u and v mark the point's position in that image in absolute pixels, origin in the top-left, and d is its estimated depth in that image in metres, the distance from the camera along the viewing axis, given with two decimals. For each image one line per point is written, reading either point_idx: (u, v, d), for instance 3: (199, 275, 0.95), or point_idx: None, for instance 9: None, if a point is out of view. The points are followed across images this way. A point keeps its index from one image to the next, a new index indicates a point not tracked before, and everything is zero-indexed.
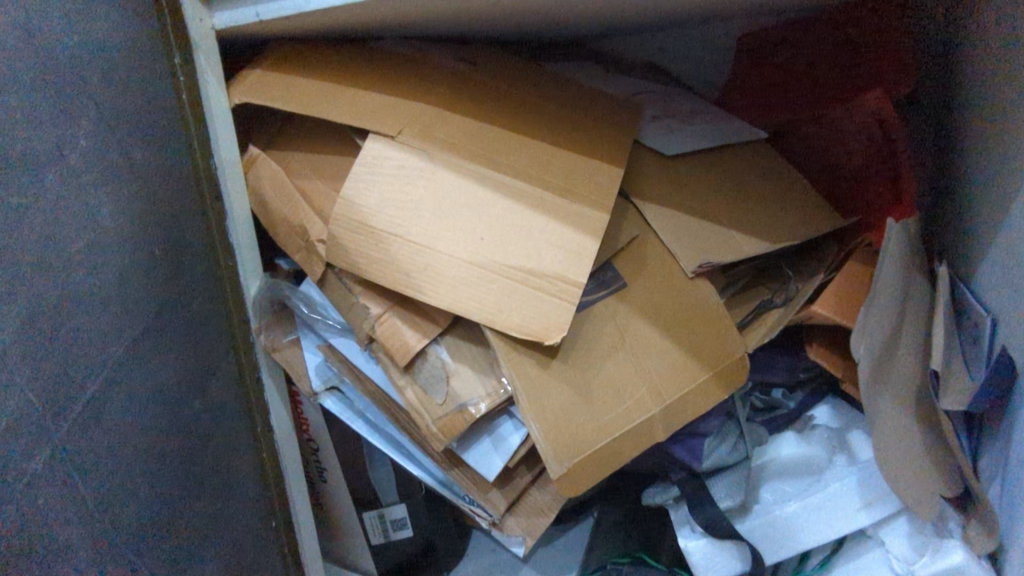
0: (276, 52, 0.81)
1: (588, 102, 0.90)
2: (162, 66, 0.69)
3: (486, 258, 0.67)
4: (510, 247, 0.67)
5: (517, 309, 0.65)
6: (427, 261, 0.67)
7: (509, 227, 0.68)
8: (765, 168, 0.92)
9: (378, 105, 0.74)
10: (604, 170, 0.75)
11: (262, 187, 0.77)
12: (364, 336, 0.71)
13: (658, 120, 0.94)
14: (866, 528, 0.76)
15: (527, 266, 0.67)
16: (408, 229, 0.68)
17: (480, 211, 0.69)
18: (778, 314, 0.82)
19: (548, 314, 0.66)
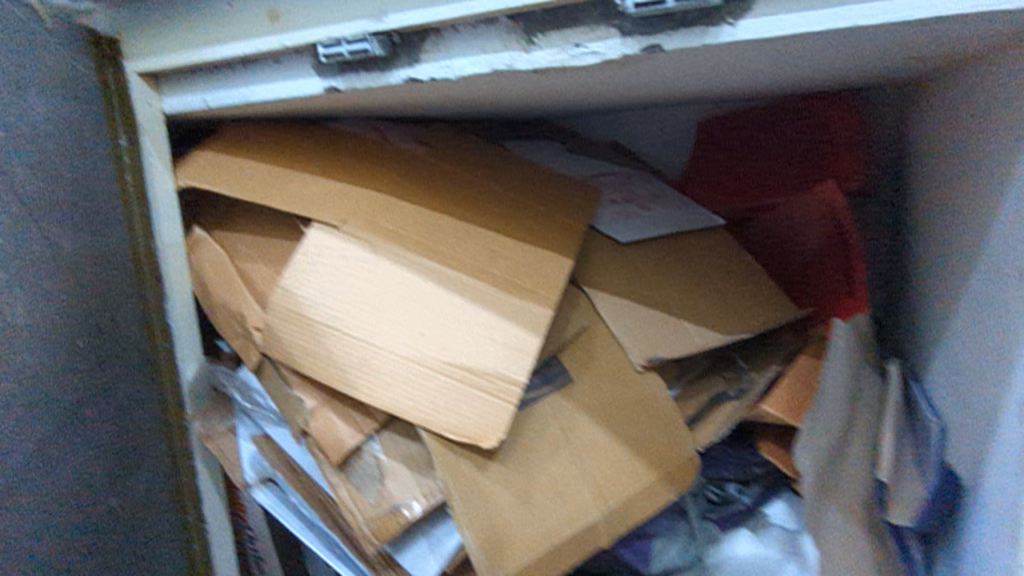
0: (229, 134, 0.81)
1: (545, 186, 0.90)
2: (102, 151, 0.68)
3: (424, 355, 0.65)
4: (450, 342, 0.66)
5: (454, 408, 0.63)
6: (363, 355, 0.65)
7: (450, 320, 0.67)
8: (721, 255, 0.92)
9: (326, 192, 0.74)
10: (552, 261, 0.75)
11: (204, 270, 0.75)
12: (296, 429, 0.68)
13: (614, 206, 0.94)
14: None
15: (466, 362, 0.65)
16: (348, 321, 0.66)
17: (422, 304, 0.68)
18: (734, 407, 0.80)
19: (486, 414, 0.63)
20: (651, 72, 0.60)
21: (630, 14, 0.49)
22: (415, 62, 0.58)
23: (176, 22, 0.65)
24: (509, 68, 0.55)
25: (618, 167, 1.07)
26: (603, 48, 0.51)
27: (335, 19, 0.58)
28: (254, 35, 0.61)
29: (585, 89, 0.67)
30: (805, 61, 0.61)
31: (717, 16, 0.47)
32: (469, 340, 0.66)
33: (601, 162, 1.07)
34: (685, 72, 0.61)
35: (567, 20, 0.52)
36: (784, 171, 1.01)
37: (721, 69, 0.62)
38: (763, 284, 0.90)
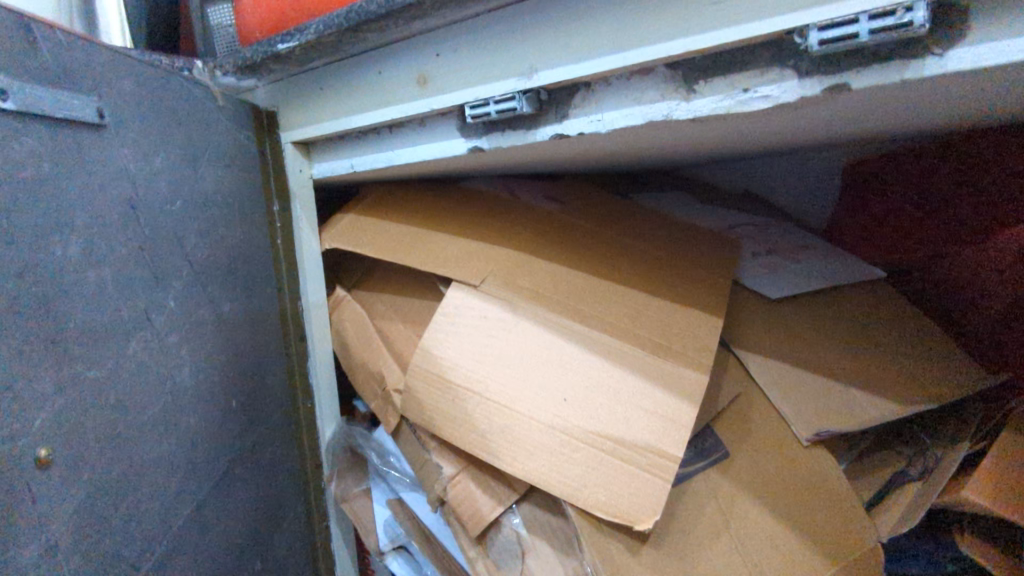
0: (370, 197, 0.84)
1: (683, 240, 0.85)
2: (260, 217, 0.72)
3: (569, 424, 0.60)
4: (596, 410, 0.61)
5: (602, 484, 0.58)
6: (505, 421, 0.61)
7: (595, 385, 0.62)
8: (887, 313, 0.82)
9: (463, 251, 0.73)
10: (700, 321, 0.69)
11: (345, 330, 0.76)
12: (434, 498, 0.65)
13: (758, 258, 0.87)
14: None
15: (615, 432, 0.60)
16: (488, 385, 0.63)
17: (566, 366, 0.64)
18: (916, 488, 0.70)
19: (637, 493, 0.57)
20: (820, 115, 0.54)
21: (811, 52, 0.44)
22: (563, 118, 0.57)
23: (329, 94, 0.68)
24: (665, 119, 0.52)
25: (756, 217, 1.00)
26: (777, 91, 0.46)
27: (483, 82, 0.57)
28: (403, 101, 0.63)
29: (736, 136, 0.62)
30: (1009, 92, 0.52)
31: (920, 46, 0.40)
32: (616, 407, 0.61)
33: (737, 212, 1.01)
34: (859, 112, 0.54)
35: (733, 65, 0.48)
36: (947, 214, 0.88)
37: (900, 107, 0.55)
38: (942, 346, 0.79)
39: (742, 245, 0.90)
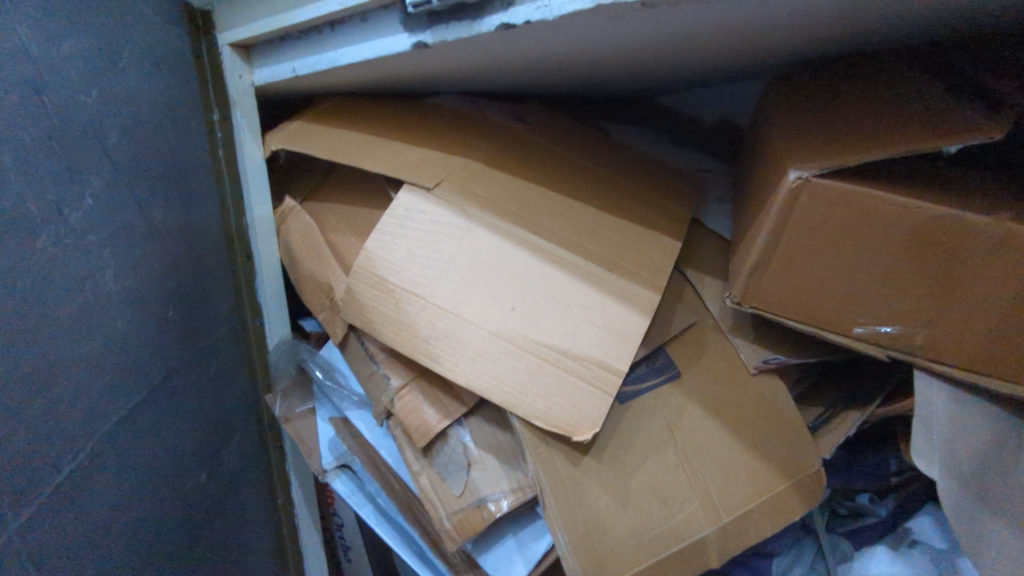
0: (320, 106, 0.78)
1: (643, 174, 0.83)
2: (196, 125, 0.69)
3: (826, 255, 0.57)
4: (822, 238, 0.56)
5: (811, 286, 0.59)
6: (824, 239, 0.56)
7: (821, 243, 0.56)
8: (918, 125, 0.55)
9: (415, 157, 0.68)
10: (656, 244, 0.68)
11: (293, 241, 0.73)
12: (381, 410, 0.64)
13: (720, 192, 0.84)
14: (907, 525, 0.73)
15: (822, 259, 0.57)
16: (825, 238, 0.56)
17: (808, 242, 0.57)
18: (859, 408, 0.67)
19: (824, 284, 0.59)
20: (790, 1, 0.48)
21: None
22: (509, 5, 0.52)
23: None
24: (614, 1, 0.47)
25: (728, 157, 0.97)
26: None
27: None
28: None
29: (702, 33, 0.59)
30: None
31: None
32: (882, 135, 0.55)
33: (705, 153, 0.98)
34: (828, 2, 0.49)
35: None
36: (878, 75, 0.69)
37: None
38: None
39: (706, 189, 0.85)
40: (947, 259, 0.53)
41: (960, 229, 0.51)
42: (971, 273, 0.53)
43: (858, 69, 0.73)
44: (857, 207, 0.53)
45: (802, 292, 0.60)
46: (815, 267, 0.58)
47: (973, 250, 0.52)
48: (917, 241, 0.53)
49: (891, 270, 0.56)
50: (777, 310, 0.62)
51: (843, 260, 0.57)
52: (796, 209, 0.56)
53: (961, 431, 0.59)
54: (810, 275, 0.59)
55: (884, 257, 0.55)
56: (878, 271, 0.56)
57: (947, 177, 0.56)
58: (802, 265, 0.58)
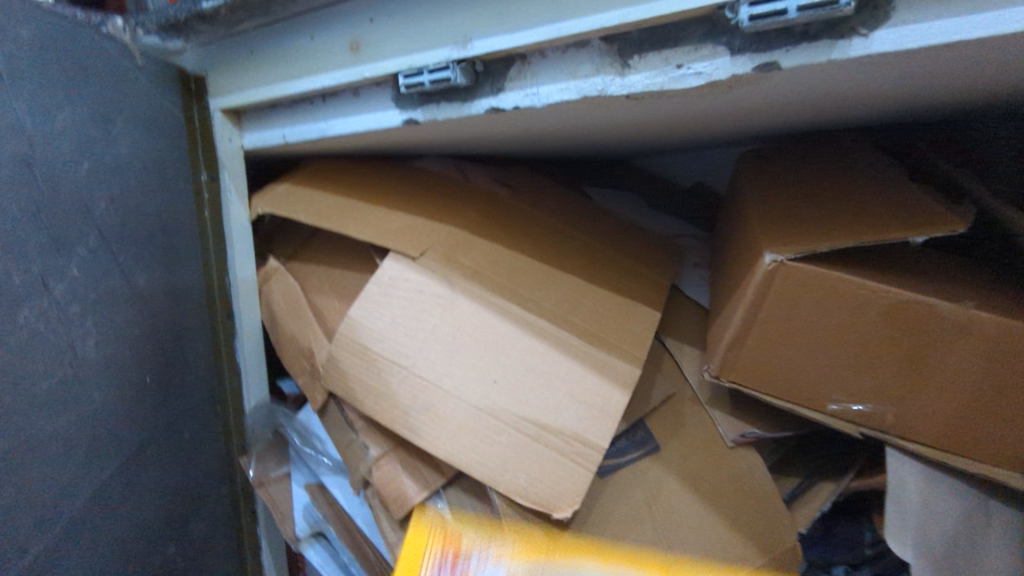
0: (308, 169, 0.79)
1: (624, 240, 0.85)
2: (184, 187, 0.69)
3: (800, 336, 0.59)
4: (797, 320, 0.58)
5: (786, 365, 0.61)
6: (796, 321, 0.58)
7: (795, 324, 0.58)
8: (887, 216, 0.57)
9: (402, 225, 0.69)
10: (635, 315, 0.69)
11: (275, 302, 0.73)
12: (358, 480, 0.64)
13: (697, 260, 0.87)
14: None
15: (796, 338, 0.59)
16: (798, 320, 0.58)
17: (782, 322, 0.59)
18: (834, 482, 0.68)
19: (799, 363, 0.60)
20: (763, 96, 0.52)
21: (743, 30, 0.43)
22: (498, 91, 0.54)
23: (261, 63, 0.65)
24: (599, 94, 0.50)
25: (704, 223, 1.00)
26: (709, 68, 0.45)
27: (421, 53, 0.55)
28: (335, 67, 0.60)
29: (680, 117, 0.61)
30: (950, 87, 0.50)
31: (849, 27, 0.40)
32: (852, 221, 0.58)
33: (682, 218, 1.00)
34: (794, 95, 0.53)
35: (667, 39, 0.47)
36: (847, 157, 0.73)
37: (845, 95, 0.54)
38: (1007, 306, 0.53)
39: (684, 255, 0.87)
40: (916, 343, 0.55)
41: (928, 315, 0.53)
42: (938, 356, 0.55)
43: (828, 150, 0.77)
44: (826, 292, 0.56)
45: (776, 369, 0.61)
46: (789, 346, 0.60)
47: (941, 334, 0.54)
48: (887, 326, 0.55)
49: (863, 354, 0.58)
50: (754, 386, 0.63)
51: (817, 343, 0.59)
52: (769, 291, 0.58)
53: (932, 511, 0.60)
54: (787, 354, 0.60)
55: (856, 342, 0.57)
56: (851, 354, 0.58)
57: (912, 262, 0.59)
58: (779, 344, 0.60)
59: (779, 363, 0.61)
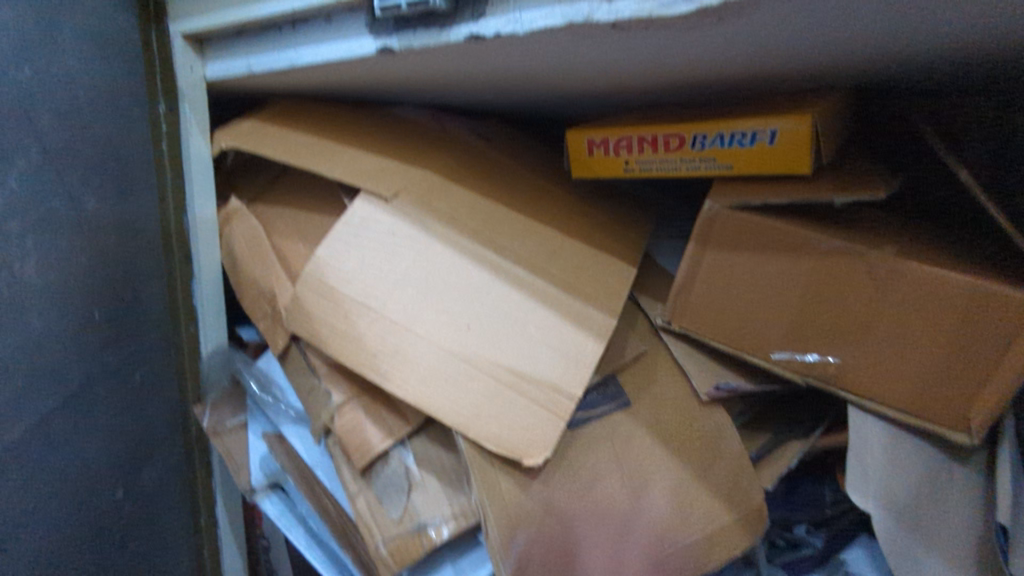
0: (276, 107, 0.75)
1: (604, 199, 0.83)
2: (139, 115, 0.65)
3: (746, 280, 0.63)
4: (738, 272, 0.64)
5: (734, 311, 0.65)
6: (737, 274, 0.64)
7: (737, 275, 0.64)
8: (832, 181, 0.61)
9: (374, 166, 0.66)
10: (612, 268, 0.68)
11: (236, 244, 0.69)
12: (320, 427, 0.61)
13: (676, 221, 0.85)
14: (842, 556, 0.72)
15: (742, 284, 0.64)
16: (742, 265, 0.63)
17: (725, 267, 0.64)
18: (798, 443, 0.69)
19: (748, 310, 0.64)
20: (753, 38, 0.50)
21: None
22: (481, 17, 0.51)
23: None
24: (586, 20, 0.47)
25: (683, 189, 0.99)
26: None
27: None
28: None
29: (669, 61, 0.59)
30: (946, 33, 0.49)
31: None
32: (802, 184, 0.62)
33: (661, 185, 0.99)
34: (784, 44, 0.51)
35: None
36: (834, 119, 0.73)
37: (839, 42, 0.53)
38: (965, 261, 0.55)
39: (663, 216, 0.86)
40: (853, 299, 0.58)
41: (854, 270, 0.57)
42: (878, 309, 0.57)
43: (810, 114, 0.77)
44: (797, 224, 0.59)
45: (726, 318, 0.66)
46: (731, 296, 0.65)
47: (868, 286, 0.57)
48: (826, 262, 0.58)
49: (808, 300, 0.61)
50: (707, 334, 0.68)
51: (761, 271, 0.62)
52: (714, 221, 0.63)
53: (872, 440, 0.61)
54: (731, 301, 0.65)
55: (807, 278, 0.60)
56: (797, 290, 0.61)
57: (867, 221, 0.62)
58: (725, 290, 0.65)
59: (732, 315, 0.65)
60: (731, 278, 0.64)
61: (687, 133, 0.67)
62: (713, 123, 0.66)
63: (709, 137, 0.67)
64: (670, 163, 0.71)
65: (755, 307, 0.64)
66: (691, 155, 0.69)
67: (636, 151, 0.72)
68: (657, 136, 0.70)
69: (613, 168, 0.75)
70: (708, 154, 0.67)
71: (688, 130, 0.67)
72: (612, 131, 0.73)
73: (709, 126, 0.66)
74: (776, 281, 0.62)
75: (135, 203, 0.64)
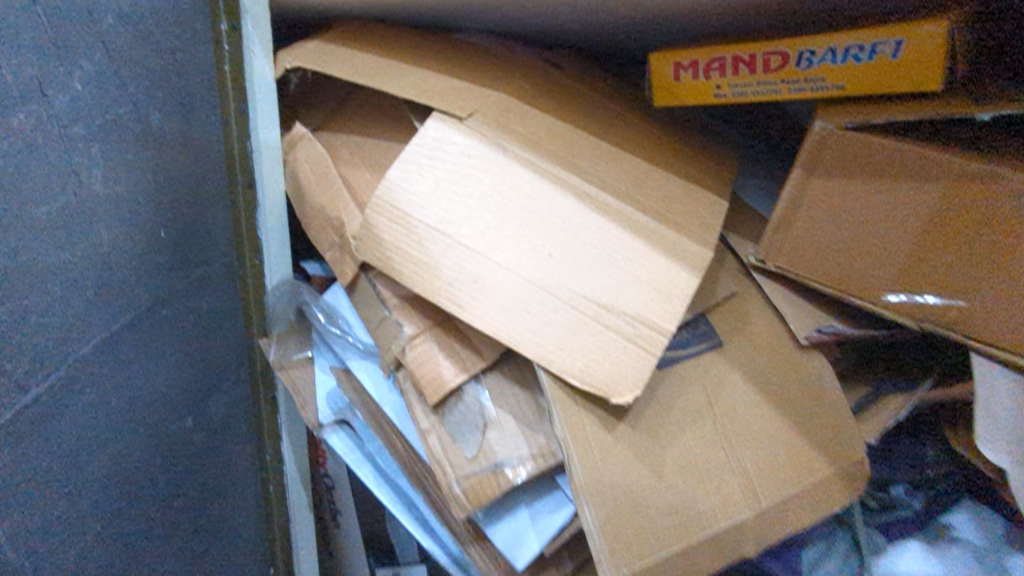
0: (340, 29, 0.71)
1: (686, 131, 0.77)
2: (202, 30, 0.61)
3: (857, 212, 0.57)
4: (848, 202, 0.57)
5: (841, 248, 0.59)
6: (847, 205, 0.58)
7: (848, 206, 0.57)
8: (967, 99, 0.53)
9: (446, 87, 0.62)
10: (702, 200, 0.62)
11: (301, 171, 0.66)
12: (390, 360, 0.58)
13: (764, 157, 0.79)
14: (941, 519, 0.67)
15: (852, 217, 0.58)
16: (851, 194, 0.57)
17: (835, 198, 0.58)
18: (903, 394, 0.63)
19: (856, 246, 0.58)
20: None
21: None
22: None
23: None
24: None
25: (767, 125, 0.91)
26: None
27: None
28: None
29: None
30: None
31: None
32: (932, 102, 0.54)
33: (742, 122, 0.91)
34: None
35: None
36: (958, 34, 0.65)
37: None
38: None
39: (748, 152, 0.79)
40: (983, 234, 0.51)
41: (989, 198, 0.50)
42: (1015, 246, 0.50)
43: None
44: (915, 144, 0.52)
45: (831, 256, 0.60)
46: (838, 229, 0.59)
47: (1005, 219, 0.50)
48: (957, 189, 0.51)
49: (929, 234, 0.54)
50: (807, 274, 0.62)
51: (876, 201, 0.56)
52: (825, 144, 0.57)
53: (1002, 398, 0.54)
54: (838, 235, 0.59)
55: (931, 209, 0.53)
56: (919, 223, 0.54)
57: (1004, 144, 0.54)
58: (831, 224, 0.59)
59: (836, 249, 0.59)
60: (840, 210, 0.58)
61: (793, 49, 0.60)
62: (826, 35, 0.58)
63: (820, 52, 0.59)
64: (769, 84, 0.64)
65: (866, 242, 0.57)
66: (794, 74, 0.61)
67: (730, 73, 0.66)
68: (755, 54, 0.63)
69: (698, 93, 0.69)
70: (817, 72, 0.60)
71: (793, 46, 0.60)
72: (702, 50, 0.66)
73: (820, 39, 0.59)
74: (892, 212, 0.55)
75: (199, 125, 0.61)
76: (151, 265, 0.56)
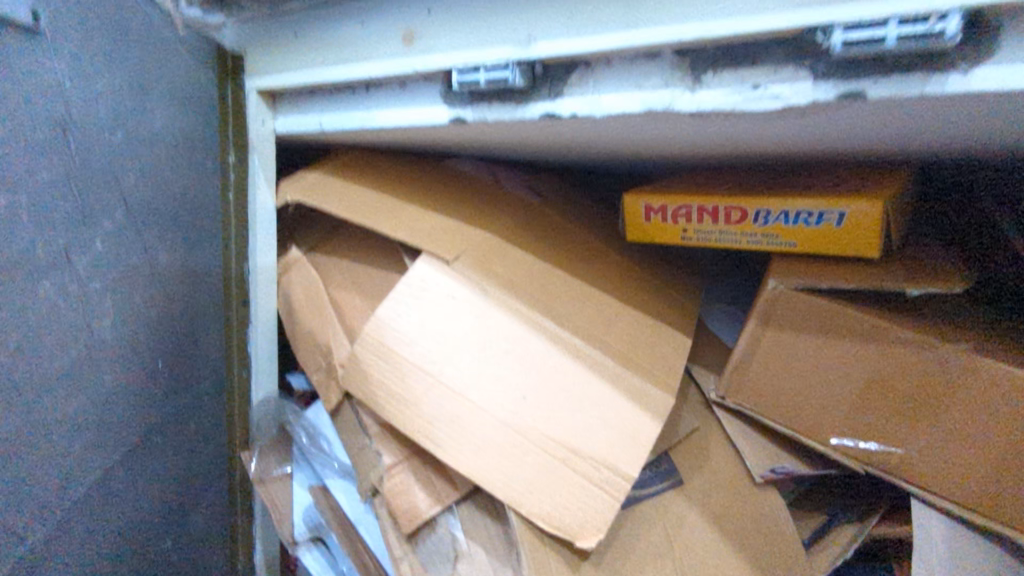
0: (340, 159, 0.77)
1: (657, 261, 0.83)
2: (210, 166, 0.66)
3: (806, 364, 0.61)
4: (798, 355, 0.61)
5: (790, 393, 0.64)
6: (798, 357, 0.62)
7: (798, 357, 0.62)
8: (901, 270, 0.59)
9: (436, 226, 0.67)
10: (667, 339, 0.67)
11: (295, 293, 0.70)
12: (368, 487, 0.61)
13: (730, 287, 0.85)
14: None
15: (801, 368, 0.62)
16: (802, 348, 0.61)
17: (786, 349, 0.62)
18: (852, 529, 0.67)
19: (806, 393, 0.63)
20: (843, 133, 0.47)
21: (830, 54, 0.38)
22: (557, 95, 0.50)
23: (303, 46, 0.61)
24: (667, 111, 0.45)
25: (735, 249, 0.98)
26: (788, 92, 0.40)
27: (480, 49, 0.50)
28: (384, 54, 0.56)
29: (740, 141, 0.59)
30: None
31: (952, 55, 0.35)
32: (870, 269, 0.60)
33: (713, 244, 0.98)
34: (867, 141, 0.50)
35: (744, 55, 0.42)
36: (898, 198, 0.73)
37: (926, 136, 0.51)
38: None
39: (715, 280, 0.85)
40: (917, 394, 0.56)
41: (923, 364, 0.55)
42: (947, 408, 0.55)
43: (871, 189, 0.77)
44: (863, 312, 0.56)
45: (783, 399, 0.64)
46: (790, 377, 0.63)
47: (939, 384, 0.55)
48: (897, 354, 0.56)
49: (870, 389, 0.59)
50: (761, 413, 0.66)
51: (825, 357, 0.60)
52: (777, 301, 0.60)
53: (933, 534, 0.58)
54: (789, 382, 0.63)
55: (874, 368, 0.58)
56: (862, 378, 0.59)
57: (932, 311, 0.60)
58: (782, 372, 0.63)
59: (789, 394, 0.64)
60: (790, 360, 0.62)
61: (752, 207, 0.66)
62: (778, 199, 0.64)
63: (774, 212, 0.65)
64: (730, 233, 0.69)
65: (815, 392, 0.62)
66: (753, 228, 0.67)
67: (694, 220, 0.71)
68: (716, 209, 0.68)
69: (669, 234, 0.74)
70: (772, 229, 0.66)
71: (749, 205, 0.66)
72: (669, 198, 0.71)
73: (774, 201, 0.64)
74: (837, 367, 0.60)
75: (201, 253, 0.66)
76: (146, 392, 0.59)
